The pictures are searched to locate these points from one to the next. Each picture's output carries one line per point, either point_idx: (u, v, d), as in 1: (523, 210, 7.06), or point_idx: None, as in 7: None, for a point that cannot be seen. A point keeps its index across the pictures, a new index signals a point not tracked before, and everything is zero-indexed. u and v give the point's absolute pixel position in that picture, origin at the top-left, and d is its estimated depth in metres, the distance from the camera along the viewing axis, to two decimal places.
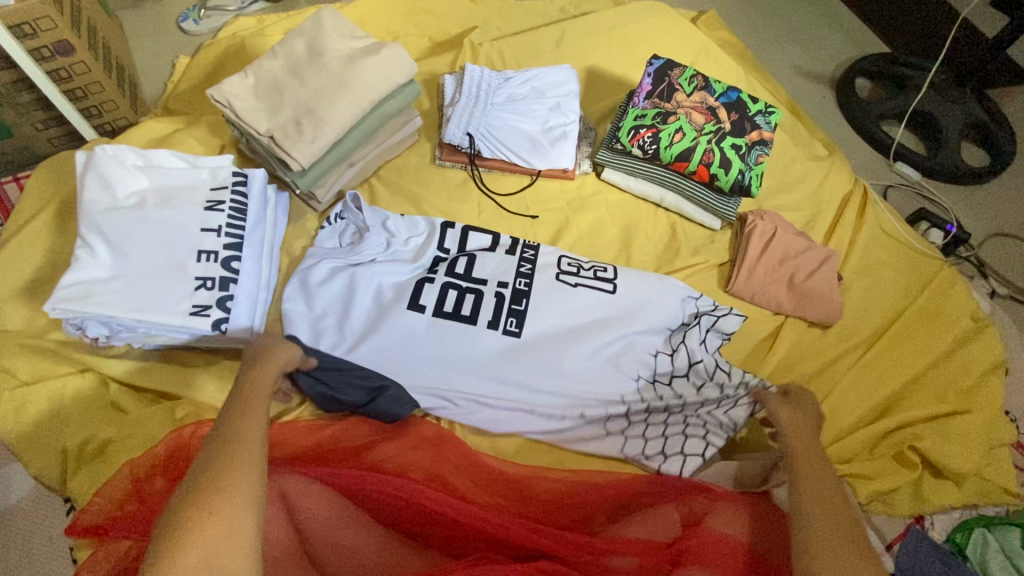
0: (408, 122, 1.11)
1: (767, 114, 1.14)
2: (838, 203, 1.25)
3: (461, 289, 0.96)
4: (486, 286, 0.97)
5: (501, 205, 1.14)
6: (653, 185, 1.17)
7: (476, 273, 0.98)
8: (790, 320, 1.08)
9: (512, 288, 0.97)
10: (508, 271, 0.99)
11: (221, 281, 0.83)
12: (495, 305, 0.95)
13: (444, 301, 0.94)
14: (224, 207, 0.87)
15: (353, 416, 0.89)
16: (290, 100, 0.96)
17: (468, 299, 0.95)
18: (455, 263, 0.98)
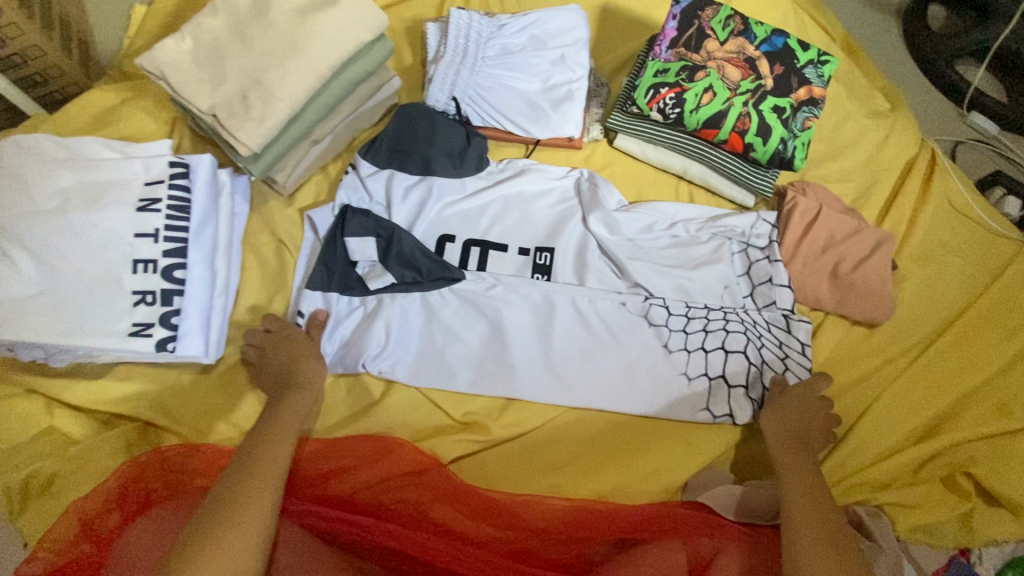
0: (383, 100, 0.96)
1: (819, 64, 0.93)
2: (896, 173, 1.05)
3: (466, 254, 0.90)
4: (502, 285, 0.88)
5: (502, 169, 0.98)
6: (675, 155, 0.99)
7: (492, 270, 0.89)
8: (830, 317, 0.95)
9: (517, 364, 0.85)
10: (512, 345, 0.85)
11: (163, 295, 0.73)
12: (503, 261, 0.90)
13: (445, 373, 0.84)
14: (161, 206, 0.74)
15: (328, 437, 0.82)
16: (233, 69, 0.79)
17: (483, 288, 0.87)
18: (453, 340, 0.85)
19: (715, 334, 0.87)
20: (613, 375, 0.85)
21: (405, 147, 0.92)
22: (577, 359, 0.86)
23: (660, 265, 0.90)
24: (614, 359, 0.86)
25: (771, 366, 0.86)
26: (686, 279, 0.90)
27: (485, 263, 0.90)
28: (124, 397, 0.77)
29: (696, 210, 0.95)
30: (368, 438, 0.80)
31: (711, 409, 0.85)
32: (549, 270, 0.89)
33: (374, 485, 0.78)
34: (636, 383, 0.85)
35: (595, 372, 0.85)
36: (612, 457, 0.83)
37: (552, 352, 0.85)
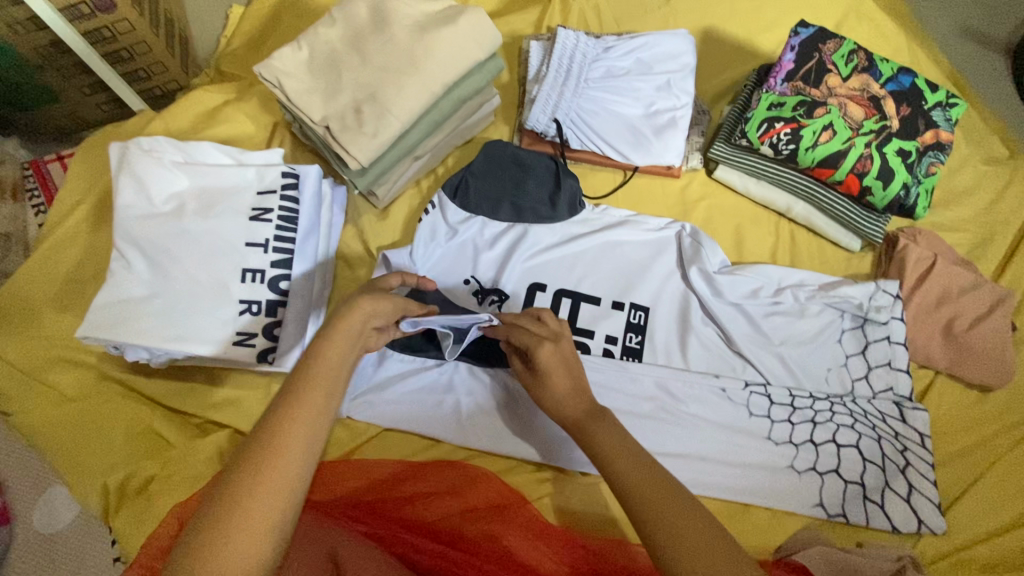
0: (484, 148, 0.95)
1: (947, 107, 0.87)
2: (1016, 225, 0.98)
3: (553, 309, 0.90)
4: (594, 340, 0.89)
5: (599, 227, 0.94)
6: (780, 191, 0.95)
7: (583, 323, 0.90)
8: (939, 376, 0.89)
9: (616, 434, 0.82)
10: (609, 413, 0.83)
11: (268, 305, 0.72)
12: (596, 319, 0.90)
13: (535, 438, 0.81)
14: (272, 216, 0.74)
15: (411, 461, 0.80)
16: (349, 82, 0.79)
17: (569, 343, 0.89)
18: None
19: (827, 418, 0.83)
20: (714, 454, 0.82)
21: (492, 194, 0.93)
22: (676, 427, 0.83)
23: (765, 337, 0.88)
24: (725, 443, 0.82)
25: (891, 463, 0.82)
26: (790, 353, 0.88)
27: (575, 315, 0.90)
28: (218, 402, 0.78)
29: (804, 275, 0.92)
30: (449, 467, 0.79)
31: (825, 505, 0.80)
32: (643, 330, 0.90)
33: (453, 517, 0.75)
34: (742, 463, 0.81)
35: (698, 446, 0.82)
36: None
37: (653, 418, 0.83)
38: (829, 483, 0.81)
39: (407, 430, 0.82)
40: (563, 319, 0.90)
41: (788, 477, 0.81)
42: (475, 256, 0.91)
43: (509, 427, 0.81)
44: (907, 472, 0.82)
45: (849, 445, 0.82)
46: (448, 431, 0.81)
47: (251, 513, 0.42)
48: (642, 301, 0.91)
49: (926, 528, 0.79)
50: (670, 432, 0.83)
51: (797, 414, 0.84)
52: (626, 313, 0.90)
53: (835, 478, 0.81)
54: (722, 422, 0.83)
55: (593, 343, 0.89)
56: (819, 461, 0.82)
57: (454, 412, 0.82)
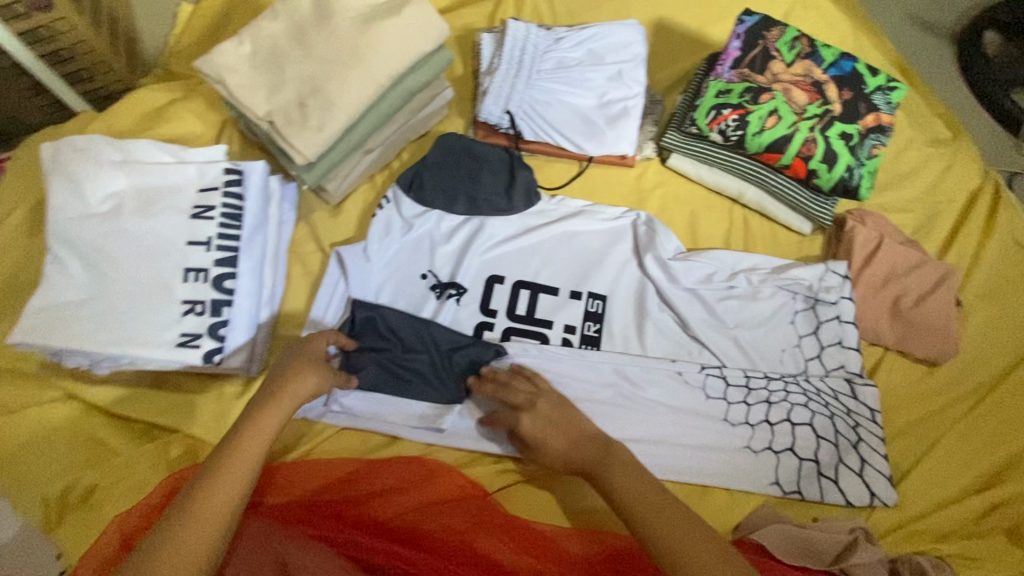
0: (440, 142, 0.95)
1: (888, 90, 0.90)
2: (958, 204, 1.02)
3: (512, 300, 0.90)
4: (553, 330, 0.89)
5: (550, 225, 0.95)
6: (731, 177, 0.97)
7: (542, 313, 0.90)
8: (888, 353, 0.91)
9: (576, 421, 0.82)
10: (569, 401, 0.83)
11: (214, 305, 0.71)
12: (555, 309, 0.90)
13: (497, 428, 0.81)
14: (214, 214, 0.72)
15: (370, 458, 0.80)
16: (293, 75, 0.77)
17: (529, 333, 0.89)
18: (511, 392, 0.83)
19: (782, 398, 0.85)
20: (673, 438, 0.82)
21: (447, 186, 0.92)
22: (635, 412, 0.83)
23: (720, 321, 0.90)
24: (682, 428, 0.83)
25: (844, 439, 0.84)
26: (745, 335, 0.89)
27: (533, 306, 0.90)
28: (167, 407, 0.76)
29: (758, 259, 0.94)
30: (410, 461, 0.79)
31: (781, 483, 0.82)
32: (601, 319, 0.90)
33: (412, 512, 0.74)
34: (699, 445, 0.82)
35: (657, 431, 0.83)
36: None
37: (613, 405, 0.83)
38: (783, 461, 0.82)
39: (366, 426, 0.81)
40: (523, 310, 0.90)
41: (744, 457, 0.82)
42: (432, 250, 0.90)
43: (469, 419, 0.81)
44: (859, 447, 0.84)
45: (803, 423, 0.84)
46: (408, 424, 0.81)
47: (208, 517, 0.53)
48: (600, 290, 0.92)
49: (878, 500, 0.81)
50: (629, 417, 0.83)
51: (753, 395, 0.85)
52: (584, 302, 0.91)
53: (790, 456, 0.83)
54: (681, 406, 0.84)
55: (552, 333, 0.89)
56: (774, 440, 0.83)
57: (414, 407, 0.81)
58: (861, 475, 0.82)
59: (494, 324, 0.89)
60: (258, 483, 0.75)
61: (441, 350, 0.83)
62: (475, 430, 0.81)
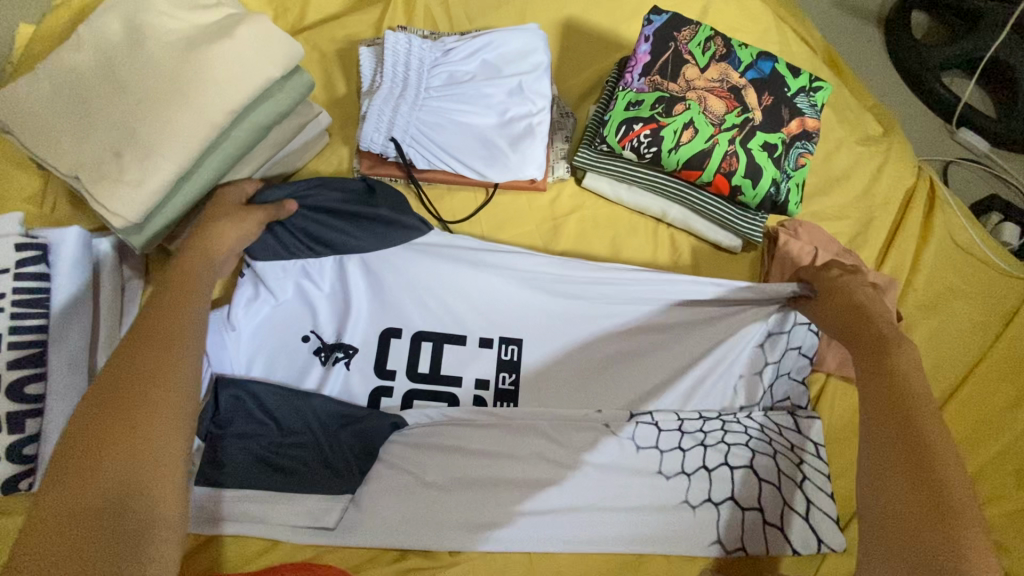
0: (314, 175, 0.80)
1: (812, 92, 0.82)
2: (894, 206, 0.95)
3: (414, 357, 0.78)
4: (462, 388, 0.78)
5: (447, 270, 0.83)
6: (651, 196, 0.87)
7: (448, 369, 0.78)
8: (831, 379, 0.84)
9: (492, 498, 0.71)
10: (482, 476, 0.72)
11: (12, 419, 0.56)
12: (465, 362, 0.79)
13: (399, 514, 0.69)
14: (5, 303, 0.58)
15: (249, 569, 0.67)
16: (102, 119, 0.63)
17: (436, 396, 0.77)
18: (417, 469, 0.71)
19: (720, 443, 0.76)
20: (602, 504, 0.72)
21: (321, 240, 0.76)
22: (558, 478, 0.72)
23: (647, 359, 0.81)
24: (614, 489, 0.73)
25: (789, 483, 0.76)
26: (676, 372, 0.80)
27: (439, 362, 0.78)
28: None
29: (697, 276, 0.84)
30: (290, 569, 0.66)
31: (723, 541, 0.73)
32: (518, 368, 0.79)
33: None
34: (631, 508, 0.73)
35: (585, 497, 0.72)
36: (594, 569, 0.71)
37: (536, 473, 0.72)
38: (726, 514, 0.74)
39: (240, 530, 0.68)
40: (427, 368, 0.78)
41: (682, 515, 0.73)
42: (314, 309, 0.77)
43: (363, 509, 0.69)
44: (806, 487, 0.76)
45: (745, 469, 0.75)
46: (289, 522, 0.68)
47: (153, 420, 0.44)
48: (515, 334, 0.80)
49: (826, 547, 0.74)
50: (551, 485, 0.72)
51: (688, 441, 0.76)
52: (497, 351, 0.79)
53: (733, 507, 0.74)
54: (609, 464, 0.74)
55: (462, 391, 0.78)
56: (715, 491, 0.74)
57: (295, 500, 0.68)
58: (807, 519, 0.75)
59: (392, 388, 0.77)
60: None
61: (321, 438, 0.70)
62: (370, 521, 0.69)
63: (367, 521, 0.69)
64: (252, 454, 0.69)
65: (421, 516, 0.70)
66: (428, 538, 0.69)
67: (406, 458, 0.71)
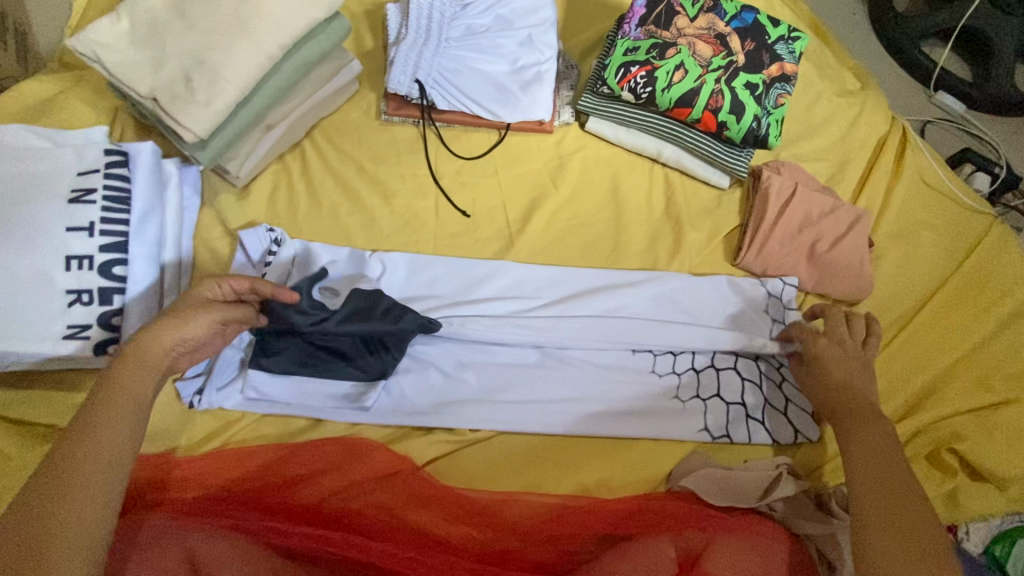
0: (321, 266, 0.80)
1: (790, 40, 0.91)
2: (869, 150, 1.05)
3: (438, 272, 0.87)
4: None
5: (461, 211, 0.93)
6: (649, 137, 0.97)
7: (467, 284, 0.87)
8: (808, 296, 0.94)
9: (506, 390, 0.82)
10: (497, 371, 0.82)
11: (102, 293, 0.67)
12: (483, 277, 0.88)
13: (428, 400, 0.80)
14: (96, 197, 0.68)
15: (291, 442, 0.76)
16: (174, 48, 0.74)
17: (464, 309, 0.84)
18: (442, 363, 0.82)
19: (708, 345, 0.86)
20: (603, 395, 0.82)
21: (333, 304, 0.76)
22: (563, 373, 0.83)
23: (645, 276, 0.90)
24: (614, 384, 0.83)
25: (768, 384, 0.86)
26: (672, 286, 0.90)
27: (458, 277, 0.87)
28: (63, 408, 0.71)
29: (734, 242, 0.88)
30: (334, 441, 0.76)
31: (710, 428, 0.82)
32: (528, 283, 0.88)
33: (343, 491, 0.73)
34: (628, 399, 0.83)
35: (586, 389, 0.83)
36: (596, 452, 0.80)
37: (543, 368, 0.83)
38: (713, 408, 0.83)
39: (289, 409, 0.78)
40: (451, 285, 0.86)
41: (673, 407, 0.83)
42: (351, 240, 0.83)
43: (394, 395, 0.80)
44: (784, 388, 0.86)
45: (730, 370, 0.85)
46: (333, 404, 0.78)
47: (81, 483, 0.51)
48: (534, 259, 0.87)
49: (802, 436, 0.83)
50: (557, 379, 0.83)
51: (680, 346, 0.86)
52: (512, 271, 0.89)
53: (719, 402, 0.84)
54: (609, 362, 0.84)
55: None
56: (703, 389, 0.84)
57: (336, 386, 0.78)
58: (786, 415, 0.84)
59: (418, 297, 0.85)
60: (168, 478, 0.71)
61: (364, 337, 0.76)
62: (401, 405, 0.80)
63: (398, 405, 0.80)
64: (297, 350, 0.77)
65: (446, 402, 0.80)
66: (449, 419, 0.79)
67: (431, 353, 0.82)
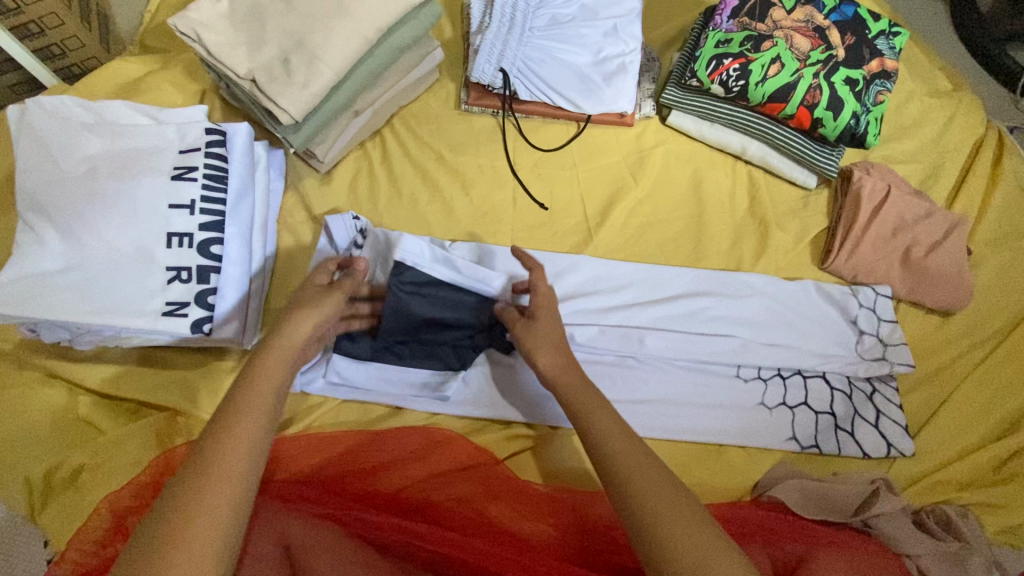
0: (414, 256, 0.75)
1: (891, 35, 0.88)
2: (963, 153, 1.00)
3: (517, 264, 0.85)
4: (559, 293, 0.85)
5: (541, 203, 0.90)
6: (733, 132, 0.93)
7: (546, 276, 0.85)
8: (900, 304, 0.89)
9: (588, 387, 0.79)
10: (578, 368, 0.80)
11: (199, 272, 0.67)
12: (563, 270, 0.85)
13: (509, 394, 0.78)
14: (197, 175, 0.69)
15: (370, 430, 0.75)
16: (275, 31, 0.74)
17: None
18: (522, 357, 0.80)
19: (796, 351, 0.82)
20: (686, 399, 0.80)
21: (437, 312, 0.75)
22: (645, 373, 0.80)
23: (729, 277, 0.86)
24: (697, 386, 0.80)
25: (859, 394, 0.82)
26: (757, 289, 0.86)
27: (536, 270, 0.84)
28: (154, 384, 0.72)
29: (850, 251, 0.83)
30: (413, 431, 0.75)
31: (798, 438, 0.79)
32: (608, 278, 0.85)
33: (424, 482, 0.71)
34: (712, 403, 0.80)
35: (669, 390, 0.80)
36: (677, 455, 0.77)
37: (625, 367, 0.80)
38: (801, 417, 0.80)
39: (372, 398, 0.77)
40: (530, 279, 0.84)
41: (759, 415, 0.80)
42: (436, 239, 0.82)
43: (475, 388, 0.78)
44: (877, 399, 0.82)
45: (818, 378, 0.82)
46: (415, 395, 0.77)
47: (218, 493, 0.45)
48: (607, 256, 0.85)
49: (895, 450, 0.79)
50: (640, 378, 0.80)
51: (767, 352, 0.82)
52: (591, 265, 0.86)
53: (807, 411, 0.80)
54: (692, 365, 0.81)
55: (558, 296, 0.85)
56: (790, 396, 0.81)
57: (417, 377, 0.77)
58: (880, 427, 0.80)
59: None
60: None
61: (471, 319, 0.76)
62: (480, 399, 0.78)
63: (476, 397, 0.78)
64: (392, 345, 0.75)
65: (528, 399, 0.78)
66: (531, 414, 0.77)
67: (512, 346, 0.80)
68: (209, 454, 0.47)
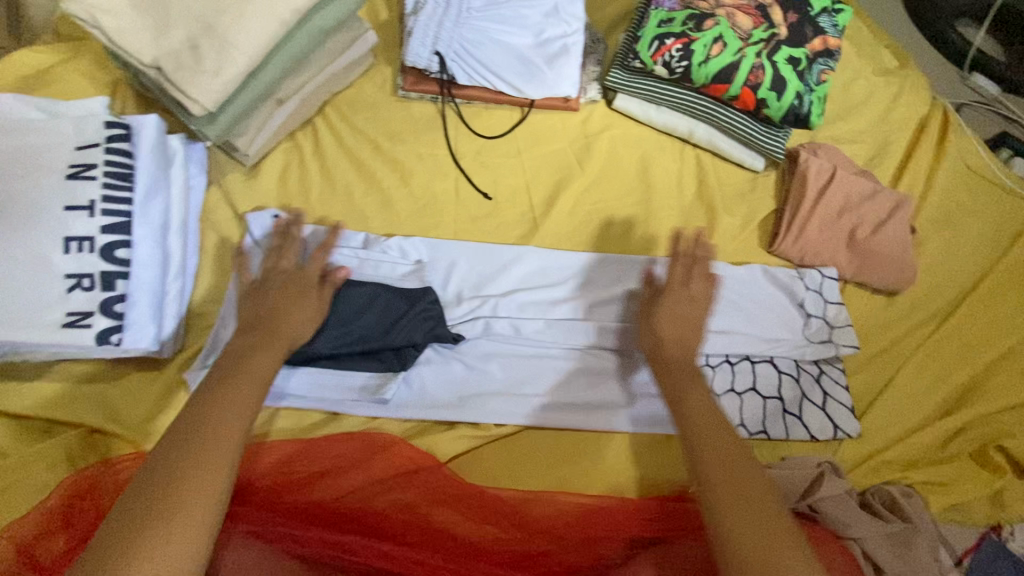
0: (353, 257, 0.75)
1: (833, 13, 0.86)
2: (909, 132, 1.00)
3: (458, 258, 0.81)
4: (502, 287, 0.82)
5: (484, 193, 0.87)
6: (680, 115, 0.91)
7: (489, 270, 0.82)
8: (848, 286, 0.89)
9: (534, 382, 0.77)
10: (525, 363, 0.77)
11: (103, 279, 0.62)
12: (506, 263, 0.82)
13: (455, 394, 0.76)
14: (96, 173, 0.64)
15: (305, 438, 0.72)
16: (181, 12, 0.68)
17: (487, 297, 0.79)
18: (467, 354, 0.77)
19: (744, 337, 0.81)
20: (634, 389, 0.78)
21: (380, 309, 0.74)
22: (592, 365, 0.78)
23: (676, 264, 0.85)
24: (644, 376, 0.79)
25: (806, 377, 0.82)
26: None
27: (479, 263, 0.82)
28: (64, 400, 0.66)
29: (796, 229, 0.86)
30: (350, 437, 0.71)
31: (747, 424, 0.78)
32: (554, 268, 0.83)
33: (362, 490, 0.68)
34: (660, 393, 0.78)
35: (616, 382, 0.78)
36: (627, 448, 0.76)
37: (571, 359, 0.78)
38: (749, 404, 0.79)
39: (307, 404, 0.73)
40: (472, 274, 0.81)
41: (707, 403, 0.79)
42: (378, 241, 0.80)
43: (418, 389, 0.75)
44: (824, 383, 0.82)
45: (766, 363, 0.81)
46: (353, 399, 0.74)
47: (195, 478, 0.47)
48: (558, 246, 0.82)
49: (842, 433, 0.79)
50: (586, 371, 0.78)
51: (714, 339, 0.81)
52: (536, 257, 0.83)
53: (755, 397, 0.79)
54: (639, 355, 0.80)
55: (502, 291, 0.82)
56: (738, 382, 0.80)
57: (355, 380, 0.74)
58: (826, 410, 0.80)
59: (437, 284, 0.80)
60: None
61: (413, 312, 0.74)
62: (422, 400, 0.75)
63: (417, 398, 0.75)
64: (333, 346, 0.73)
65: (473, 398, 0.75)
66: (475, 413, 0.75)
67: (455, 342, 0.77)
68: (188, 442, 0.48)
